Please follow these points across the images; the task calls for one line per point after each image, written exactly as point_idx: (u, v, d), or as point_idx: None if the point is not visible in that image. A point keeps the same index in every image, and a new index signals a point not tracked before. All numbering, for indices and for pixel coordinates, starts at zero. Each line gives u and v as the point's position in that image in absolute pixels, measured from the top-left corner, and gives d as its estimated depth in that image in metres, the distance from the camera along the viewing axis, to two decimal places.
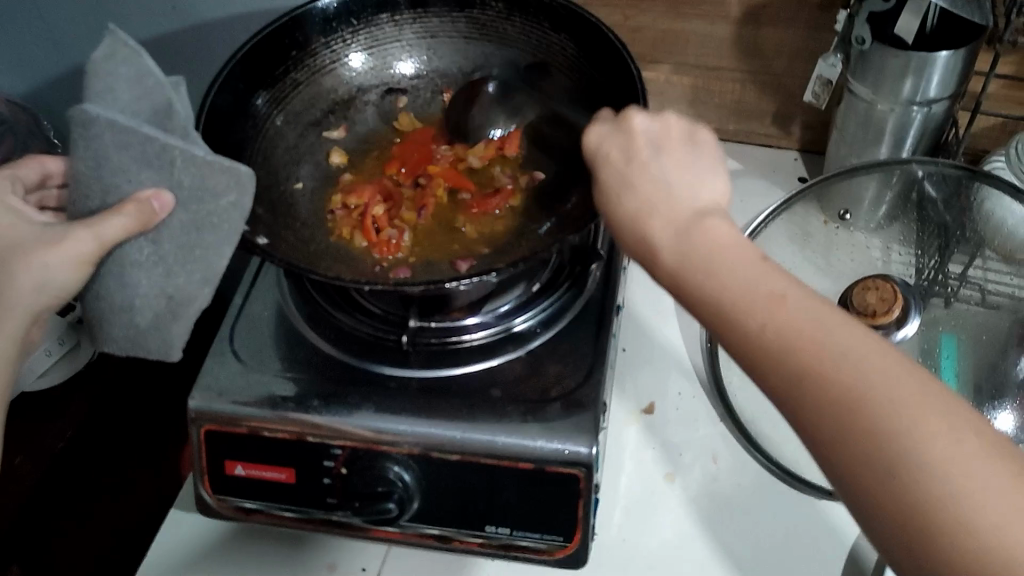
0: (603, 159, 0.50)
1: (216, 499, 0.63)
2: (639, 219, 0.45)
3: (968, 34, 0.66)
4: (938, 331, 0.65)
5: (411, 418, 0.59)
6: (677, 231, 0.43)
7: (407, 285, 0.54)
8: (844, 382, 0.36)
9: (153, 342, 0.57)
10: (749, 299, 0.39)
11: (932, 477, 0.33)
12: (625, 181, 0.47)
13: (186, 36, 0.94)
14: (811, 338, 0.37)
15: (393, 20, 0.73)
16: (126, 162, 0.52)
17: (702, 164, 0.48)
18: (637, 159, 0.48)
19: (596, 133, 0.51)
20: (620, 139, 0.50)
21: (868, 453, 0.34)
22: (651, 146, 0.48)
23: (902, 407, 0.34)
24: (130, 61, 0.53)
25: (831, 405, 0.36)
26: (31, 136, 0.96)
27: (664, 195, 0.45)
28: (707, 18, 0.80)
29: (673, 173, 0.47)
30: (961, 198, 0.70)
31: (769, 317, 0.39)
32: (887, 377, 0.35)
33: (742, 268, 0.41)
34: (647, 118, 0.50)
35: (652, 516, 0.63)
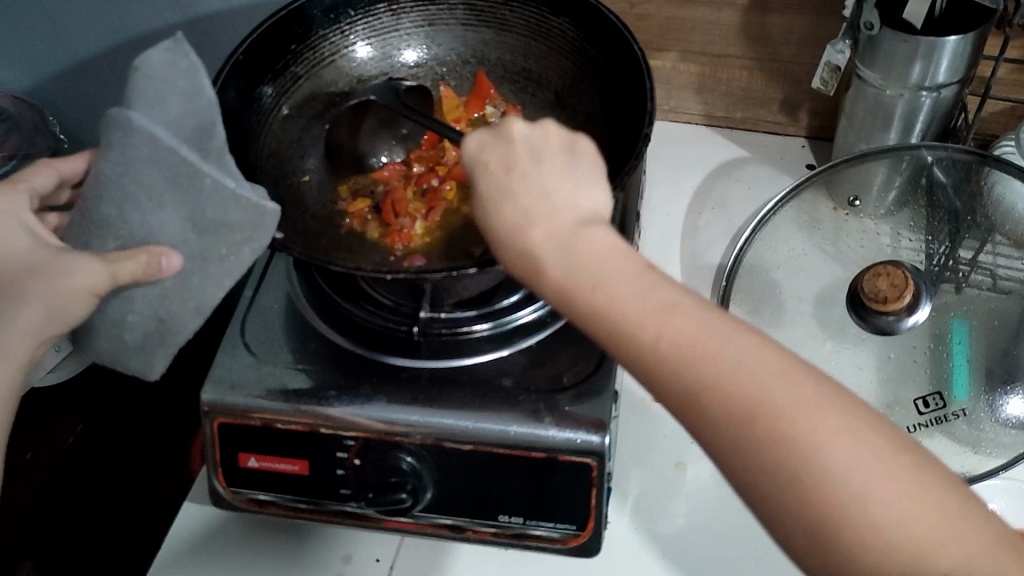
0: (481, 165, 0.49)
1: (229, 491, 0.63)
2: (519, 229, 0.45)
3: (977, 18, 0.66)
4: (949, 316, 0.65)
5: (423, 409, 0.59)
6: (553, 241, 0.44)
7: (429, 272, 0.54)
8: (751, 404, 0.38)
9: (135, 360, 0.57)
10: (643, 313, 0.40)
11: (833, 497, 0.36)
12: (502, 185, 0.47)
13: (189, 28, 0.93)
14: (705, 350, 0.39)
15: (391, 9, 0.73)
16: (154, 179, 0.51)
17: (585, 174, 0.48)
18: (517, 167, 0.47)
19: (473, 142, 0.50)
20: (502, 147, 0.49)
21: (773, 468, 0.37)
22: (531, 154, 0.48)
23: (814, 429, 0.37)
24: (186, 73, 0.52)
25: (737, 423, 0.38)
26: (36, 131, 0.99)
27: (545, 203, 0.45)
28: (715, 4, 0.79)
29: (552, 181, 0.47)
30: (972, 182, 0.70)
31: (666, 328, 0.40)
32: (777, 399, 0.38)
33: (631, 282, 0.41)
34: (528, 125, 0.50)
35: (665, 502, 0.64)
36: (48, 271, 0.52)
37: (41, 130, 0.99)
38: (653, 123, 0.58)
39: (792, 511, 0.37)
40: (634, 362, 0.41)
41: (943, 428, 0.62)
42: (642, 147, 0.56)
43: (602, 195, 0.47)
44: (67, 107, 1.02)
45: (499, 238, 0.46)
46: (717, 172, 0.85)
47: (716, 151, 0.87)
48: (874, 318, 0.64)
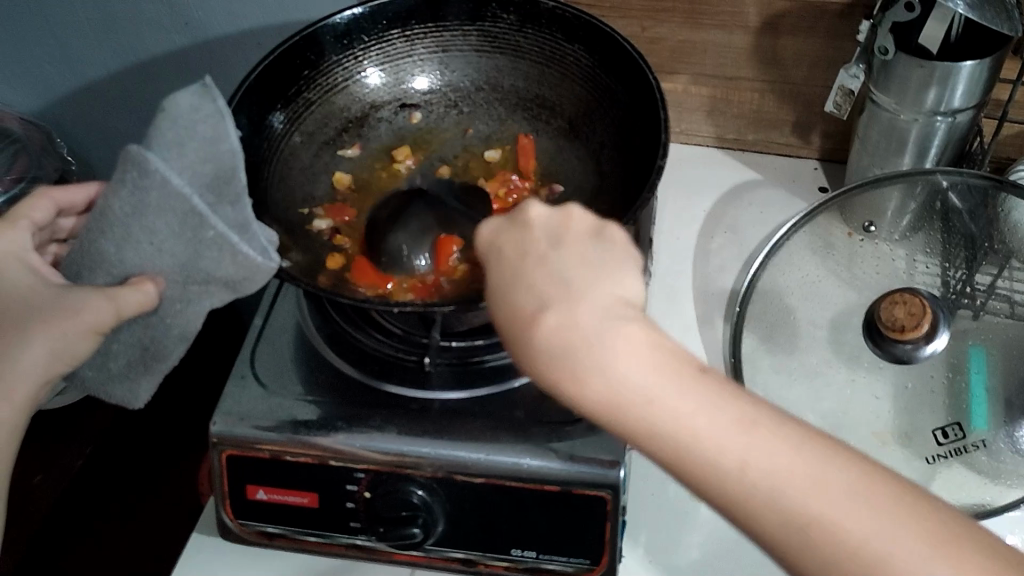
0: (497, 251, 0.48)
1: (238, 523, 0.62)
2: (538, 323, 0.43)
3: (993, 44, 0.66)
4: (966, 343, 0.64)
5: (433, 440, 0.59)
6: (585, 336, 0.42)
7: (437, 306, 0.54)
8: (810, 506, 0.38)
9: (118, 390, 0.58)
10: (690, 422, 0.40)
11: None
12: (525, 276, 0.45)
13: (197, 52, 0.93)
14: (756, 455, 0.39)
15: (405, 35, 0.72)
16: (157, 224, 0.50)
17: (610, 259, 0.45)
18: (537, 254, 0.46)
19: (488, 229, 0.49)
20: (518, 230, 0.48)
21: (828, 565, 0.37)
22: (550, 238, 0.46)
23: (871, 523, 0.37)
24: (211, 120, 0.50)
25: (833, 549, 0.37)
26: (44, 153, 1.00)
27: (566, 291, 0.43)
28: (726, 27, 0.79)
29: (577, 274, 0.44)
30: (988, 208, 0.69)
31: (715, 437, 0.39)
32: (828, 500, 0.38)
33: (671, 390, 0.40)
34: (547, 209, 0.48)
35: (681, 533, 0.62)
36: (54, 308, 0.52)
37: (49, 153, 1.01)
38: (667, 153, 0.57)
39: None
40: (696, 483, 0.40)
41: (963, 459, 0.61)
42: (656, 178, 0.55)
43: (635, 281, 0.45)
44: (77, 130, 1.02)
45: (524, 340, 0.43)
46: (729, 195, 0.84)
47: (728, 174, 0.87)
48: (890, 345, 0.63)
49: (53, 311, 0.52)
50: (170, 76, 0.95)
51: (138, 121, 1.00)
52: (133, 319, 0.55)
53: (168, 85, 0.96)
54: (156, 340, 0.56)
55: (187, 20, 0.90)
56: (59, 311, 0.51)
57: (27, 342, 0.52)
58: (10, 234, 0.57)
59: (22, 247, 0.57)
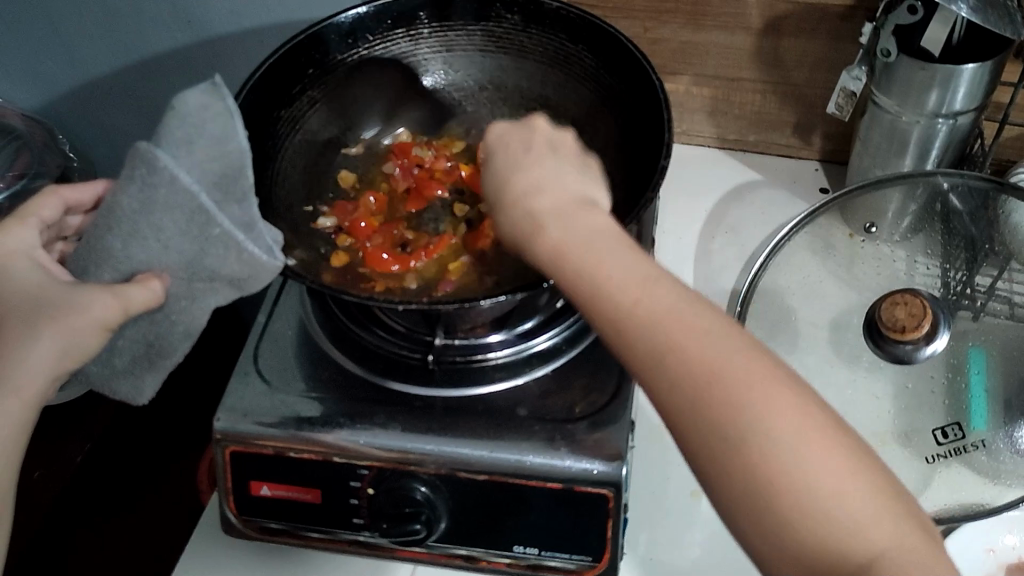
0: (501, 144, 0.54)
1: (241, 519, 0.63)
2: (526, 196, 0.49)
3: (996, 46, 0.66)
4: (965, 345, 0.64)
5: (437, 437, 0.59)
6: (552, 209, 0.47)
7: (442, 304, 0.54)
8: (727, 389, 0.39)
9: (124, 386, 0.59)
10: (634, 290, 0.42)
11: (789, 493, 0.37)
12: (517, 162, 0.51)
13: (200, 49, 0.93)
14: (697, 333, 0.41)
15: (410, 34, 0.72)
16: (164, 221, 0.50)
17: (588, 170, 0.51)
18: (535, 149, 0.52)
19: (496, 130, 0.56)
20: (524, 131, 0.54)
21: (733, 458, 0.39)
22: (546, 144, 0.53)
23: (782, 424, 0.38)
24: (221, 118, 0.50)
25: (741, 443, 0.38)
26: (46, 150, 0.99)
27: (552, 182, 0.49)
28: (729, 29, 0.79)
29: (568, 171, 0.50)
30: (989, 210, 0.70)
31: (652, 307, 0.42)
32: (746, 391, 0.39)
33: (626, 261, 0.43)
34: (553, 127, 0.56)
35: (681, 531, 0.63)
36: (61, 305, 0.52)
37: (52, 149, 0.99)
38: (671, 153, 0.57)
39: (753, 499, 0.38)
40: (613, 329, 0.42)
41: (962, 459, 0.62)
42: (659, 178, 0.56)
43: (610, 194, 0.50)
44: (78, 127, 1.02)
45: (507, 207, 0.49)
46: (730, 195, 0.85)
47: (729, 174, 0.87)
48: (890, 346, 0.63)
49: (59, 307, 0.52)
50: (172, 72, 0.95)
51: (140, 117, 1.00)
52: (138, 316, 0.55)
53: (171, 82, 0.96)
54: (161, 338, 0.56)
55: (190, 18, 0.90)
56: (65, 309, 0.52)
57: (37, 337, 0.52)
58: (18, 232, 0.57)
59: (30, 244, 0.57)
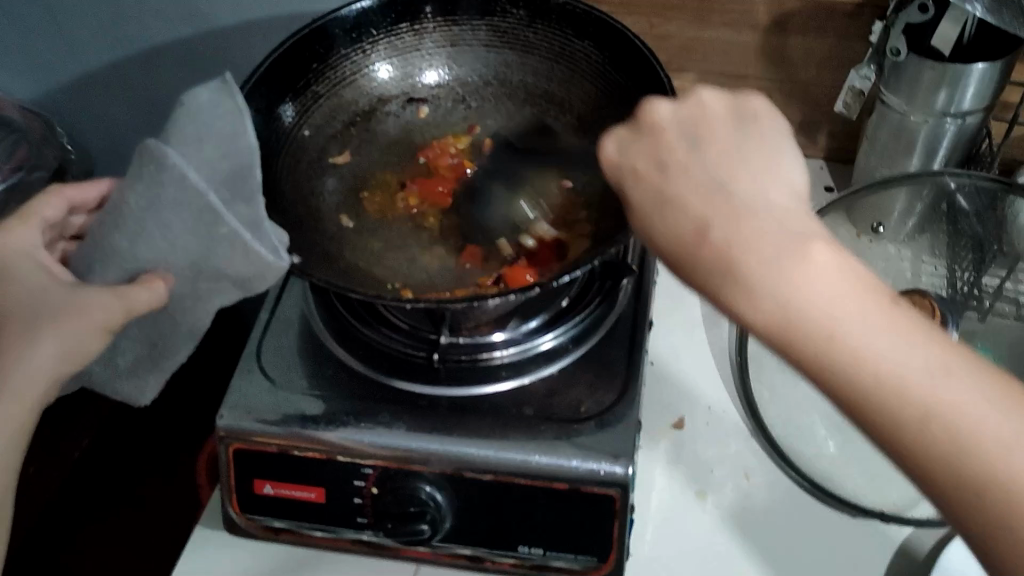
0: (627, 161, 0.45)
1: (244, 518, 0.62)
2: (676, 206, 0.41)
3: (1006, 44, 0.66)
4: (974, 344, 0.64)
5: (442, 437, 0.58)
6: (720, 221, 0.40)
7: (450, 303, 0.54)
8: (877, 346, 0.36)
9: (126, 386, 0.58)
10: (763, 253, 0.38)
11: (972, 450, 0.34)
12: (666, 190, 0.42)
13: (200, 42, 0.92)
14: (832, 298, 0.37)
15: (414, 28, 0.72)
16: (172, 219, 0.49)
17: (751, 154, 0.43)
18: (674, 156, 0.43)
19: (613, 146, 0.46)
20: (648, 139, 0.45)
21: (900, 421, 0.35)
22: (687, 140, 0.44)
23: (942, 374, 0.35)
24: (231, 116, 0.50)
25: (901, 402, 0.35)
26: (44, 142, 0.98)
27: (712, 191, 0.41)
28: (735, 26, 0.79)
29: (727, 179, 0.42)
30: (996, 211, 0.69)
31: (786, 266, 0.38)
32: (897, 348, 0.36)
33: (749, 221, 0.39)
34: (673, 106, 0.46)
35: (687, 531, 0.62)
36: (65, 304, 0.51)
37: (50, 141, 0.99)
38: None
39: (913, 453, 0.35)
40: (765, 325, 0.38)
41: None
42: None
43: (784, 196, 0.41)
44: (77, 119, 1.02)
45: (667, 223, 0.41)
46: None
47: None
48: None
49: (62, 308, 0.51)
50: (171, 65, 0.94)
51: (140, 110, 0.99)
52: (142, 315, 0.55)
53: (170, 76, 0.95)
54: (166, 335, 0.56)
55: (190, 10, 0.89)
56: (68, 307, 0.51)
57: (34, 343, 0.51)
58: (20, 229, 0.56)
59: (32, 242, 0.56)
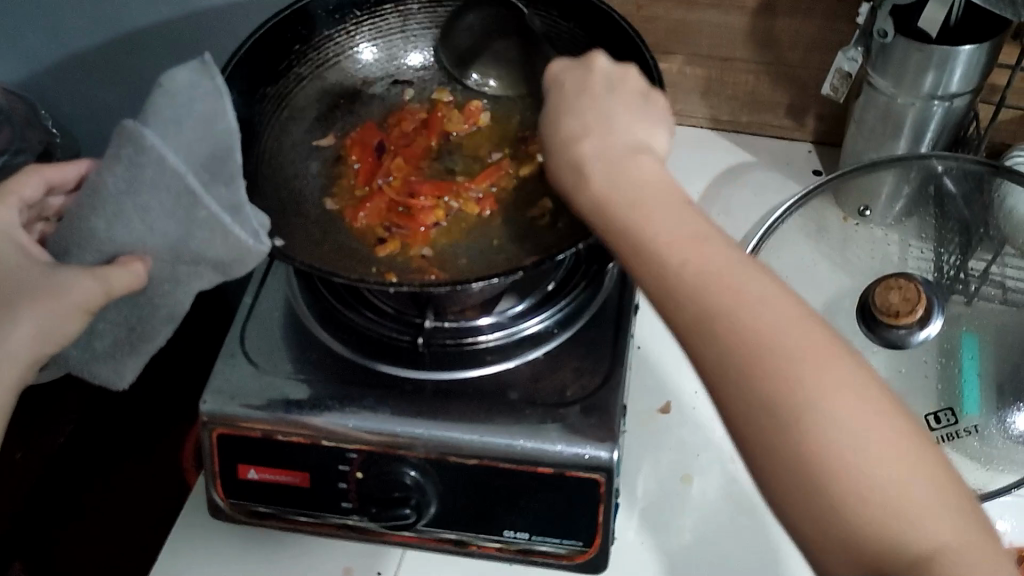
0: (557, 87, 0.54)
1: (228, 503, 0.62)
2: (572, 141, 0.50)
3: (993, 27, 0.65)
4: (960, 329, 0.64)
5: (426, 422, 0.58)
6: (602, 154, 0.48)
7: (434, 286, 0.53)
8: (756, 330, 0.39)
9: (103, 369, 0.58)
10: (672, 239, 0.43)
11: (823, 456, 0.36)
12: (568, 107, 0.52)
13: (184, 22, 0.91)
14: (727, 284, 0.41)
15: (399, 10, 0.72)
16: (150, 200, 0.49)
17: (651, 115, 0.52)
18: (591, 93, 0.53)
19: (556, 66, 0.56)
20: (579, 72, 0.55)
21: (766, 406, 0.38)
22: (606, 85, 0.53)
23: (819, 379, 0.38)
24: (209, 99, 0.50)
25: (776, 391, 0.38)
26: (28, 125, 0.97)
27: (603, 123, 0.50)
28: (723, 8, 0.78)
29: (618, 110, 0.51)
30: (982, 194, 0.69)
31: (688, 255, 0.42)
32: (785, 342, 0.39)
33: (668, 210, 0.45)
34: (611, 62, 0.55)
35: (673, 515, 0.62)
36: (42, 288, 0.51)
37: (33, 124, 0.97)
38: None
39: (767, 442, 0.38)
40: (658, 295, 0.42)
41: (956, 444, 0.61)
42: None
43: (661, 137, 0.51)
44: (61, 101, 1.01)
45: (553, 155, 0.51)
46: (723, 177, 0.84)
47: (720, 155, 0.86)
48: (884, 331, 0.62)
49: (39, 291, 0.51)
50: (156, 46, 0.94)
51: (124, 92, 0.98)
52: (121, 298, 0.54)
53: (155, 57, 0.95)
54: (145, 319, 0.55)
55: None
56: (44, 291, 0.50)
57: (16, 320, 0.50)
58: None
59: (9, 225, 0.56)
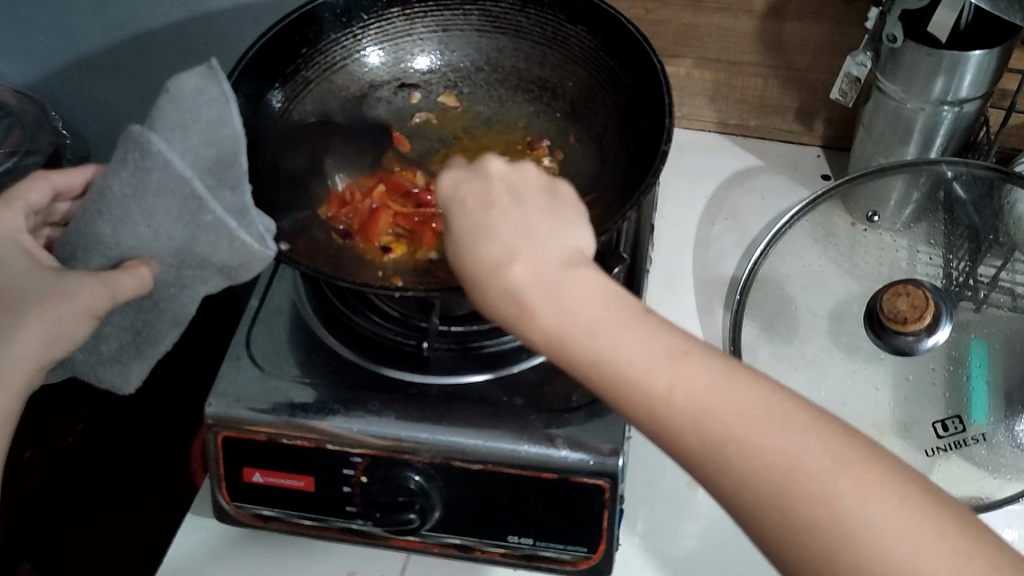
0: (459, 203, 0.46)
1: (233, 506, 0.62)
2: (498, 271, 0.43)
3: (1002, 33, 0.65)
4: (969, 336, 0.63)
5: (430, 426, 0.58)
6: (537, 282, 0.42)
7: (436, 291, 0.53)
8: (771, 453, 0.36)
9: (110, 374, 0.58)
10: (651, 359, 0.39)
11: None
12: (485, 224, 0.44)
13: (195, 25, 0.91)
14: (725, 405, 0.38)
15: (405, 14, 0.71)
16: (156, 205, 0.49)
17: (568, 214, 0.46)
18: (498, 206, 0.45)
19: (448, 181, 0.48)
20: (480, 184, 0.46)
21: (803, 531, 0.35)
22: (511, 194, 0.46)
23: (849, 490, 0.35)
24: (216, 103, 0.49)
25: (811, 512, 0.35)
26: (38, 127, 0.98)
27: (526, 241, 0.43)
28: (731, 12, 0.78)
29: (536, 222, 0.44)
30: (992, 200, 0.69)
31: (675, 379, 0.38)
32: (805, 460, 0.36)
33: (629, 329, 0.40)
34: (507, 167, 0.48)
35: (680, 523, 0.62)
36: (48, 293, 0.51)
37: (44, 125, 0.98)
38: (673, 138, 0.56)
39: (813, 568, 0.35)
40: (651, 425, 0.39)
41: (961, 452, 0.61)
42: (661, 164, 0.55)
43: (587, 238, 0.45)
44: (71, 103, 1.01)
45: (478, 282, 0.43)
46: (732, 181, 0.84)
47: (728, 159, 0.86)
48: (893, 337, 0.62)
49: (46, 296, 0.51)
50: (165, 48, 0.94)
51: (133, 94, 0.99)
52: (126, 303, 0.54)
53: (165, 59, 0.95)
54: (149, 323, 0.56)
55: None
56: (50, 296, 0.51)
57: (21, 325, 0.51)
58: (4, 216, 0.56)
59: (16, 229, 0.56)
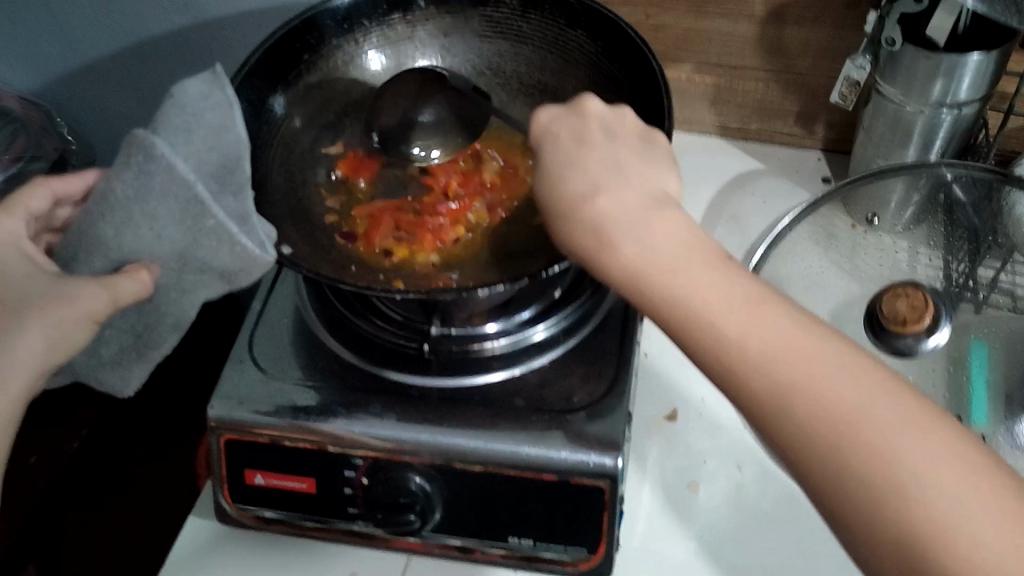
0: (554, 138, 0.52)
1: (236, 508, 0.62)
2: (583, 204, 0.47)
3: (1001, 36, 0.65)
4: (969, 336, 0.63)
5: (431, 427, 0.58)
6: (621, 216, 0.46)
7: (440, 293, 0.53)
8: (825, 396, 0.39)
9: (111, 377, 0.59)
10: (722, 305, 0.42)
11: (914, 514, 0.36)
12: (578, 159, 0.50)
13: (198, 32, 0.92)
14: (781, 352, 0.40)
15: (406, 19, 0.72)
16: (159, 209, 0.49)
17: (659, 159, 0.51)
18: (590, 141, 0.51)
19: (545, 116, 0.54)
20: (575, 121, 0.53)
21: (846, 467, 0.37)
22: (605, 130, 0.52)
23: (892, 432, 0.37)
24: (218, 108, 0.50)
25: (858, 448, 0.37)
26: (44, 133, 0.99)
27: (615, 179, 0.48)
28: (731, 16, 0.78)
29: (628, 162, 0.50)
30: (992, 202, 0.69)
31: (749, 325, 0.41)
32: (847, 406, 0.38)
33: (711, 271, 0.43)
34: (608, 108, 0.54)
35: (680, 525, 0.62)
36: (49, 296, 0.51)
37: (49, 131, 0.99)
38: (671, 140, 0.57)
39: (855, 505, 0.37)
40: (714, 366, 0.42)
41: None
42: None
43: (674, 181, 0.50)
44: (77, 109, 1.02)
45: (563, 214, 0.48)
46: (733, 184, 0.84)
47: (729, 162, 0.86)
48: (892, 338, 0.62)
49: (46, 299, 0.51)
50: (169, 55, 0.94)
51: (139, 101, 0.99)
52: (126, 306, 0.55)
53: (169, 66, 0.95)
54: (150, 326, 0.56)
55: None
56: (50, 299, 0.51)
57: (22, 329, 0.50)
58: (5, 221, 0.56)
59: (18, 234, 0.56)
